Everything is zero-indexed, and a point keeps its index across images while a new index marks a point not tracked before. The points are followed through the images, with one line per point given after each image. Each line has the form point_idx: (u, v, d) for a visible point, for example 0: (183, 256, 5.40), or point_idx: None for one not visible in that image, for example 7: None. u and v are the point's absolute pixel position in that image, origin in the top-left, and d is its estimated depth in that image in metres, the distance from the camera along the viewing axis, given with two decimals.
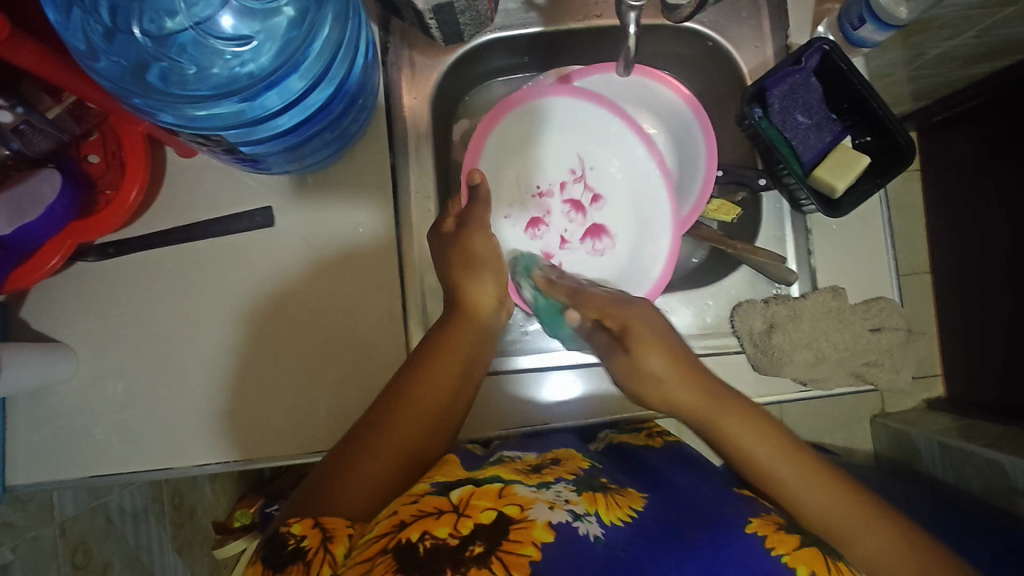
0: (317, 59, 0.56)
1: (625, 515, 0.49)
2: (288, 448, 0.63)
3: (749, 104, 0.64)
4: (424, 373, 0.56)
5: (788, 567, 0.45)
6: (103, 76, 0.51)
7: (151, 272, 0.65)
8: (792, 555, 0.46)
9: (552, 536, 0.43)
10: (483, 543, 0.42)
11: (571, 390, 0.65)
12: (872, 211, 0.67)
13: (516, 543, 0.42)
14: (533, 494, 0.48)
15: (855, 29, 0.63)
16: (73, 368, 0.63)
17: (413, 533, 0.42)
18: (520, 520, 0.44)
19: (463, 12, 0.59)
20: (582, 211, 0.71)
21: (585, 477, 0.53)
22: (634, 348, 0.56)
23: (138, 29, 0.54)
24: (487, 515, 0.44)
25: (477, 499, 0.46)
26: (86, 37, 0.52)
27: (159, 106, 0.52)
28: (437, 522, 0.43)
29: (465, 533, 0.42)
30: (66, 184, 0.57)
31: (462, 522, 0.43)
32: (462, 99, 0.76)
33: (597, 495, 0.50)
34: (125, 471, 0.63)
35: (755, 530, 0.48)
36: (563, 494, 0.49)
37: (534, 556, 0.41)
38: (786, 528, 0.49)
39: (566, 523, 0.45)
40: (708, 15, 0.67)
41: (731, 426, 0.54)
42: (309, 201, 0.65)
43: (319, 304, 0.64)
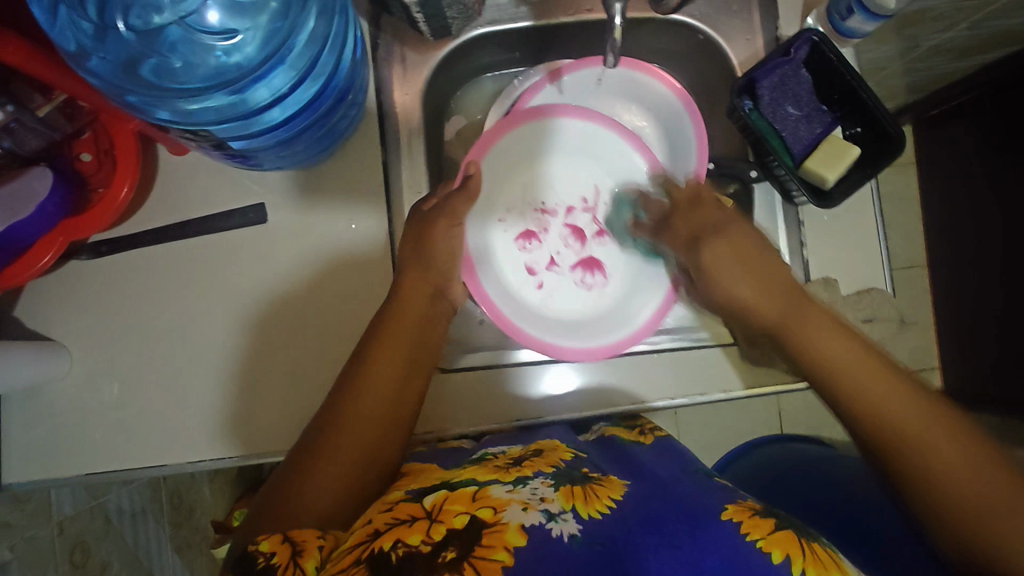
0: (301, 54, 0.56)
1: (603, 507, 0.49)
2: (283, 443, 0.63)
3: (739, 96, 0.64)
4: (370, 364, 0.55)
5: (762, 552, 0.45)
6: (94, 74, 0.52)
7: (143, 270, 0.65)
8: (766, 540, 0.46)
9: (524, 538, 0.43)
10: (455, 549, 0.41)
11: (565, 384, 0.65)
12: (864, 202, 0.67)
13: (488, 547, 0.42)
14: (508, 494, 0.48)
15: (843, 20, 0.63)
16: (66, 366, 0.64)
17: (386, 542, 0.42)
18: (492, 523, 0.44)
19: (450, 6, 0.59)
20: (580, 239, 0.73)
21: (565, 471, 0.53)
22: (710, 268, 0.59)
23: (123, 23, 0.54)
24: (460, 520, 0.44)
25: (450, 504, 0.46)
26: (76, 40, 0.52)
27: (156, 103, 0.53)
28: (411, 529, 0.43)
29: (437, 539, 0.42)
30: (57, 182, 0.57)
31: (435, 528, 0.43)
32: (454, 95, 0.76)
33: (574, 489, 0.50)
34: (121, 469, 0.63)
35: (729, 516, 0.48)
36: (538, 492, 0.49)
37: (506, 560, 0.41)
38: (761, 513, 0.49)
39: (539, 524, 0.44)
40: (697, 8, 0.67)
41: (816, 341, 0.53)
42: (300, 197, 0.65)
43: (311, 300, 0.64)
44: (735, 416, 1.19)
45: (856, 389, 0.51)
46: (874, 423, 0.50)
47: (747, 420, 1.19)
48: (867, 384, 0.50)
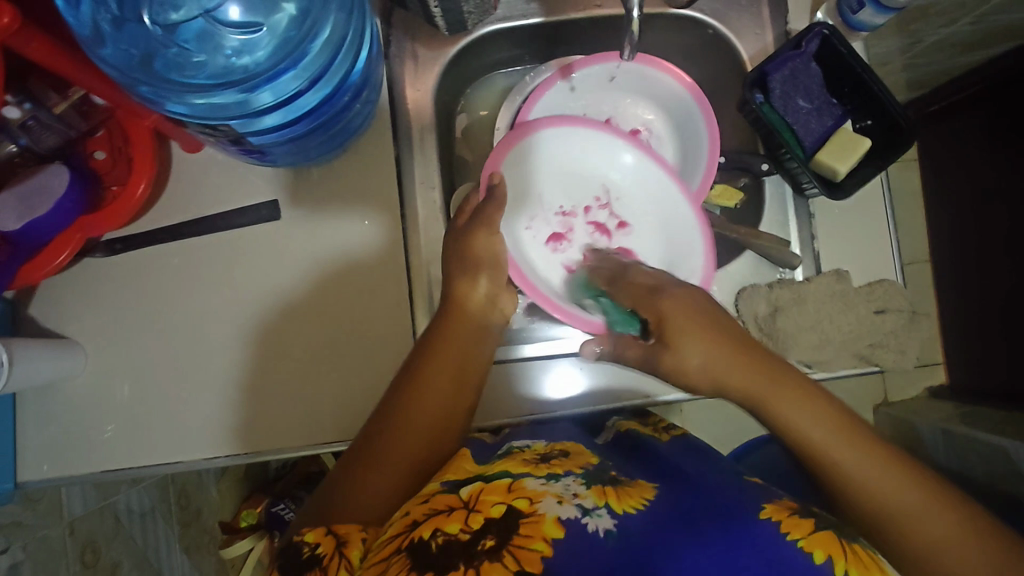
0: (316, 57, 0.56)
1: (637, 504, 0.49)
2: (299, 439, 0.63)
3: (751, 90, 0.64)
4: (420, 373, 0.57)
5: (804, 552, 0.45)
6: (108, 61, 0.51)
7: (156, 267, 0.65)
8: (808, 539, 0.46)
9: (560, 531, 0.43)
10: (493, 538, 0.42)
11: (576, 380, 0.67)
12: (873, 195, 0.68)
13: (526, 537, 0.42)
14: (542, 487, 0.48)
15: (853, 13, 0.64)
16: (81, 363, 0.64)
17: (425, 531, 0.43)
18: (529, 514, 0.44)
19: (465, 1, 0.59)
20: (605, 233, 0.73)
21: (594, 471, 0.53)
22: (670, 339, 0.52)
23: (148, 16, 0.54)
24: (497, 510, 0.44)
25: (486, 495, 0.46)
26: (95, 29, 0.52)
27: (168, 95, 0.53)
28: (448, 519, 0.44)
29: (475, 529, 0.43)
30: (74, 179, 0.57)
31: (472, 518, 0.44)
32: (464, 93, 0.77)
33: (607, 487, 0.50)
34: (137, 466, 0.63)
35: (767, 516, 0.48)
36: (571, 487, 0.49)
37: (544, 551, 0.42)
38: (800, 512, 0.49)
39: (574, 518, 0.45)
40: (707, 4, 0.68)
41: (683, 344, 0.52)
42: (312, 193, 0.65)
43: (325, 296, 0.64)
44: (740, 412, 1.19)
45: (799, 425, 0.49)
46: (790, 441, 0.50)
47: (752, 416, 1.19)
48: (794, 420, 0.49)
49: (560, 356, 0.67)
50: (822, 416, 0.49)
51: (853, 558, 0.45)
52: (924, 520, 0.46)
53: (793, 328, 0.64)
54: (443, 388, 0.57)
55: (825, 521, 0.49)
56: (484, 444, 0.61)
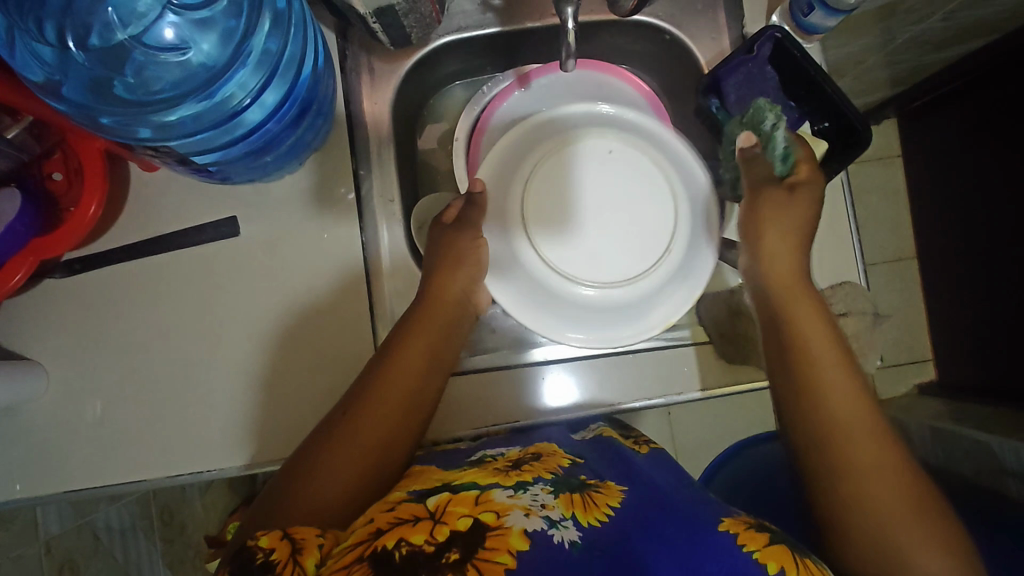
0: (258, 65, 0.57)
1: (603, 516, 0.49)
2: (260, 456, 0.63)
3: (706, 96, 0.65)
4: (393, 362, 0.56)
5: (758, 562, 0.44)
6: (64, 98, 0.53)
7: (116, 286, 0.65)
8: (763, 551, 0.45)
9: (526, 543, 0.43)
10: (457, 551, 0.42)
11: (563, 386, 0.66)
12: (835, 195, 0.67)
13: (492, 550, 0.42)
14: (510, 499, 0.48)
15: (805, 16, 0.63)
16: (43, 384, 0.64)
17: (389, 541, 0.42)
18: (496, 527, 0.44)
19: (406, 15, 0.59)
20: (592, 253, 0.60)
21: (564, 477, 0.53)
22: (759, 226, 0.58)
23: (76, 43, 0.54)
24: (463, 522, 0.44)
25: (454, 506, 0.46)
26: (42, 69, 0.53)
27: (134, 121, 0.55)
28: (414, 529, 0.43)
29: (441, 541, 0.42)
30: (26, 203, 0.57)
31: (439, 529, 0.43)
32: (427, 103, 0.77)
33: (574, 497, 0.50)
34: (100, 485, 0.63)
35: (726, 528, 0.48)
36: (539, 498, 0.49)
37: (510, 564, 0.41)
38: (757, 527, 0.49)
39: (541, 529, 0.44)
40: (662, 10, 0.68)
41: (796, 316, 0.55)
42: (269, 208, 0.65)
43: (283, 311, 0.64)
44: (731, 414, 1.18)
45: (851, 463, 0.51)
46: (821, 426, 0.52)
47: (743, 418, 1.17)
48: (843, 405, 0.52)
49: (556, 360, 0.66)
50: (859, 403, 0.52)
51: (804, 570, 0.44)
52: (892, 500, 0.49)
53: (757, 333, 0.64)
54: (410, 379, 0.56)
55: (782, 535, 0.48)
56: (457, 452, 0.60)
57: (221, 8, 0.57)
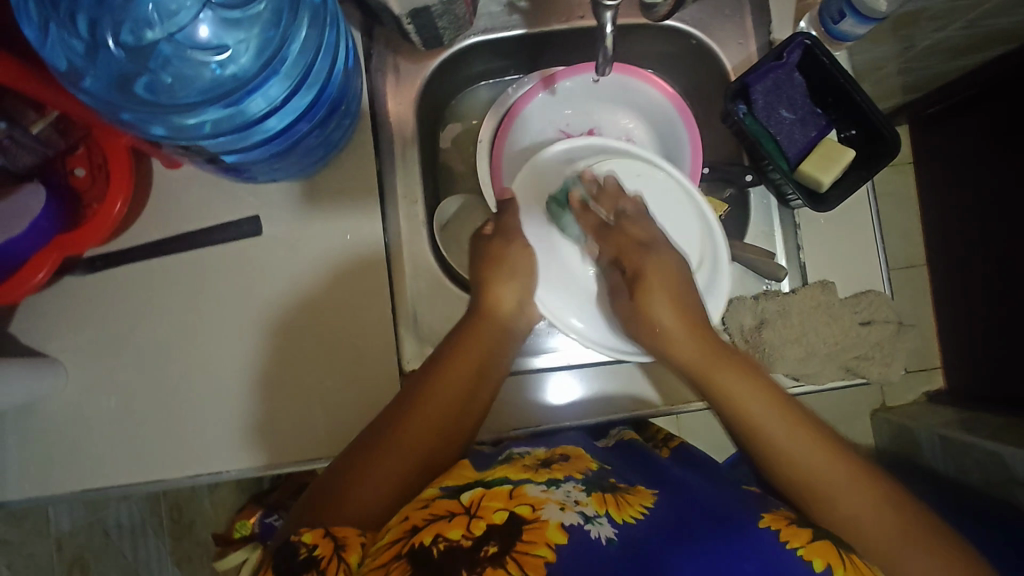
0: (294, 63, 0.56)
1: (638, 512, 0.49)
2: (280, 457, 0.63)
3: (732, 101, 0.64)
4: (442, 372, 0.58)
5: (803, 560, 0.45)
6: (86, 90, 0.51)
7: (138, 283, 0.65)
8: (806, 547, 0.46)
9: (564, 536, 0.43)
10: (497, 544, 0.41)
11: (571, 390, 0.65)
12: (860, 203, 0.67)
13: (529, 543, 0.42)
14: (543, 494, 0.48)
15: (835, 23, 0.63)
16: (63, 381, 0.63)
17: (426, 537, 0.42)
18: (532, 520, 0.44)
19: (440, 17, 0.59)
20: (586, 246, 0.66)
21: (594, 477, 0.53)
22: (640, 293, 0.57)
23: (114, 40, 0.54)
24: (499, 516, 0.44)
25: (489, 500, 0.46)
26: (66, 56, 0.51)
27: (149, 118, 0.53)
28: (450, 525, 0.43)
29: (478, 534, 0.42)
30: (51, 198, 0.57)
31: (475, 523, 0.43)
32: (449, 103, 0.76)
33: (607, 496, 0.50)
34: (119, 484, 0.63)
35: (766, 525, 0.49)
36: (572, 494, 0.49)
37: (549, 557, 0.41)
38: (799, 521, 0.50)
39: (578, 524, 0.45)
40: (690, 14, 0.67)
41: (723, 380, 0.55)
42: (292, 207, 0.65)
43: (305, 311, 0.64)
44: None
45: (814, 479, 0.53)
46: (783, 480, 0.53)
47: None
48: (787, 447, 0.53)
49: (561, 365, 0.65)
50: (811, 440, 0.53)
51: (851, 567, 0.45)
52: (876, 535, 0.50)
53: (780, 341, 0.64)
54: (458, 391, 0.58)
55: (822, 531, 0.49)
56: (484, 454, 0.60)
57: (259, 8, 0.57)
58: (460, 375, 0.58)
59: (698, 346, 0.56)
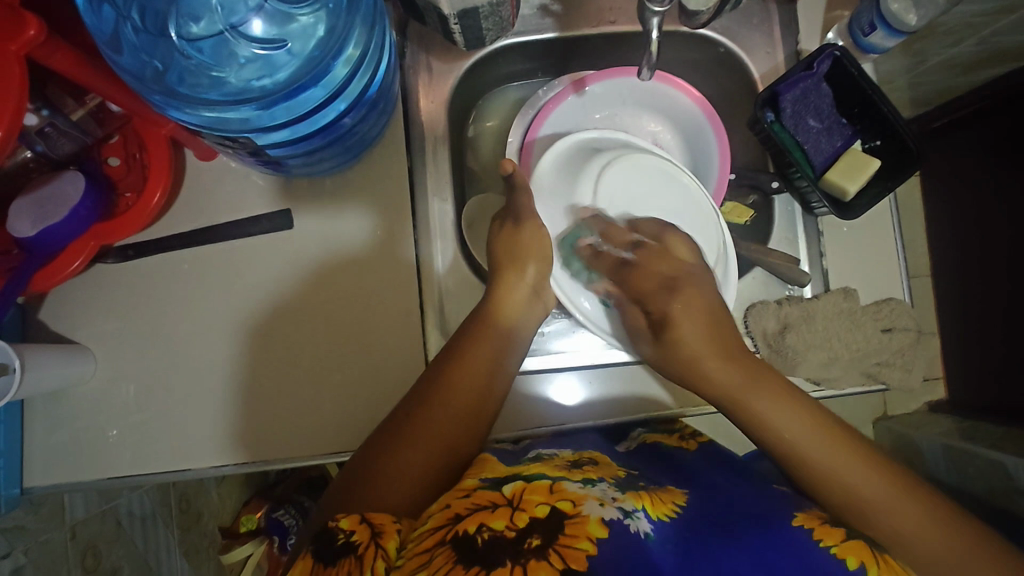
0: (341, 68, 0.57)
1: (670, 511, 0.49)
2: (306, 448, 0.63)
3: (762, 109, 0.65)
4: (462, 363, 0.57)
5: (836, 557, 0.45)
6: (124, 68, 0.51)
7: (170, 272, 0.65)
8: (840, 547, 0.46)
9: (606, 530, 0.43)
10: (540, 537, 0.41)
11: (579, 394, 0.67)
12: (883, 212, 0.68)
13: (572, 537, 0.41)
14: (581, 489, 0.48)
15: (865, 35, 0.64)
16: (92, 369, 0.64)
17: (470, 526, 0.42)
18: (573, 514, 0.44)
19: (486, 18, 0.60)
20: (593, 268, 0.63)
21: (626, 479, 0.54)
22: (670, 313, 0.55)
23: (174, 31, 0.55)
24: (541, 510, 0.44)
25: (529, 494, 0.46)
26: (116, 35, 0.52)
27: (177, 106, 0.52)
28: (493, 515, 0.43)
29: (521, 527, 0.42)
30: (90, 185, 0.57)
31: (518, 516, 0.43)
32: (476, 104, 0.77)
33: (640, 494, 0.50)
34: (145, 473, 0.63)
35: (800, 524, 0.48)
36: (608, 492, 0.49)
37: (590, 550, 0.41)
38: (831, 522, 0.49)
39: (618, 519, 0.44)
40: (721, 22, 0.68)
41: (759, 406, 0.53)
42: (326, 204, 0.66)
43: (336, 304, 0.65)
44: None
45: (820, 467, 0.51)
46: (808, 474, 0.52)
47: None
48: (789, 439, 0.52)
49: (565, 368, 0.68)
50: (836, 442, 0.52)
51: (885, 567, 0.45)
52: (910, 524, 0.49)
53: (803, 346, 0.65)
54: (478, 380, 0.57)
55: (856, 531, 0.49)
56: (507, 451, 0.61)
57: (312, 10, 0.57)
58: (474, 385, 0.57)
59: (734, 367, 0.54)
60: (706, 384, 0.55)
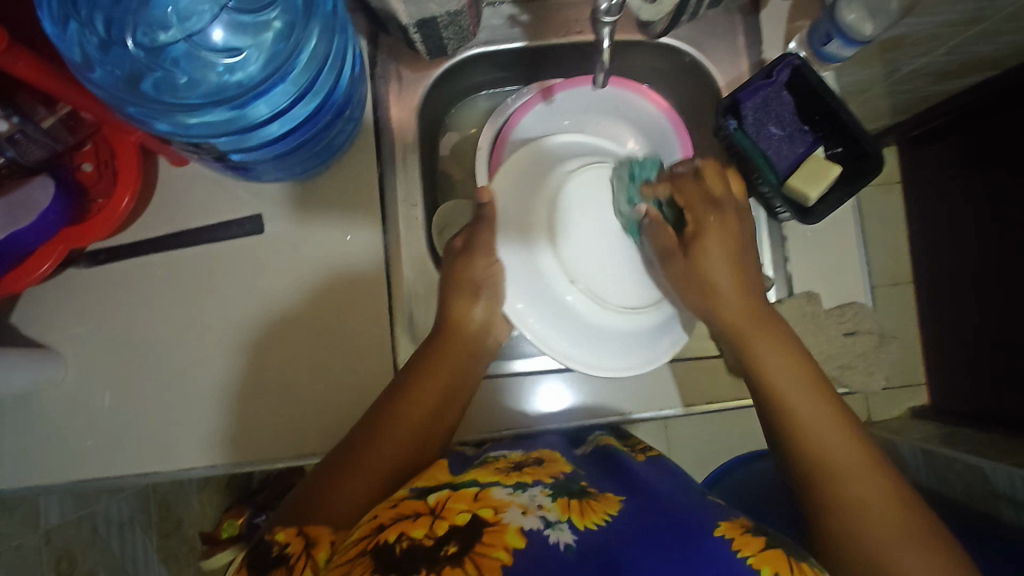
0: (303, 71, 0.58)
1: (600, 519, 0.48)
2: (274, 452, 0.64)
3: (724, 116, 0.66)
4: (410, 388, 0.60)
5: (751, 569, 0.44)
6: (97, 82, 0.52)
7: (139, 277, 0.66)
8: (756, 557, 0.45)
9: (524, 540, 0.42)
10: (456, 544, 0.42)
11: (561, 397, 0.67)
12: (846, 216, 0.69)
13: (488, 546, 0.42)
14: (508, 497, 0.48)
15: (823, 46, 0.65)
16: (62, 373, 0.64)
17: (390, 535, 0.43)
18: (492, 523, 0.44)
19: (446, 27, 0.61)
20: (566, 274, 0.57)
21: (564, 481, 0.53)
22: (695, 254, 0.59)
23: (133, 41, 0.56)
24: (462, 518, 0.44)
25: (453, 502, 0.46)
26: (82, 50, 0.53)
27: (154, 114, 0.54)
28: (414, 524, 0.44)
29: (439, 535, 0.42)
30: (59, 192, 0.59)
31: (438, 524, 0.43)
32: (449, 112, 0.79)
33: (571, 501, 0.49)
34: (114, 476, 0.64)
35: (721, 533, 0.48)
36: (536, 498, 0.48)
37: (505, 560, 0.41)
38: (753, 531, 0.49)
39: (537, 528, 0.44)
40: (685, 32, 0.70)
41: (760, 346, 0.58)
42: (296, 211, 0.67)
43: (306, 310, 0.65)
44: (726, 428, 1.16)
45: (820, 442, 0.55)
46: (795, 438, 0.56)
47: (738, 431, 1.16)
48: (810, 415, 0.56)
49: (544, 370, 0.67)
50: (844, 437, 0.55)
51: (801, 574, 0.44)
52: (860, 478, 0.53)
53: None
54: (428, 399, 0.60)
55: (777, 539, 0.48)
56: (464, 455, 0.61)
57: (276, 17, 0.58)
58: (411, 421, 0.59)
59: (745, 306, 0.59)
60: (716, 309, 0.59)
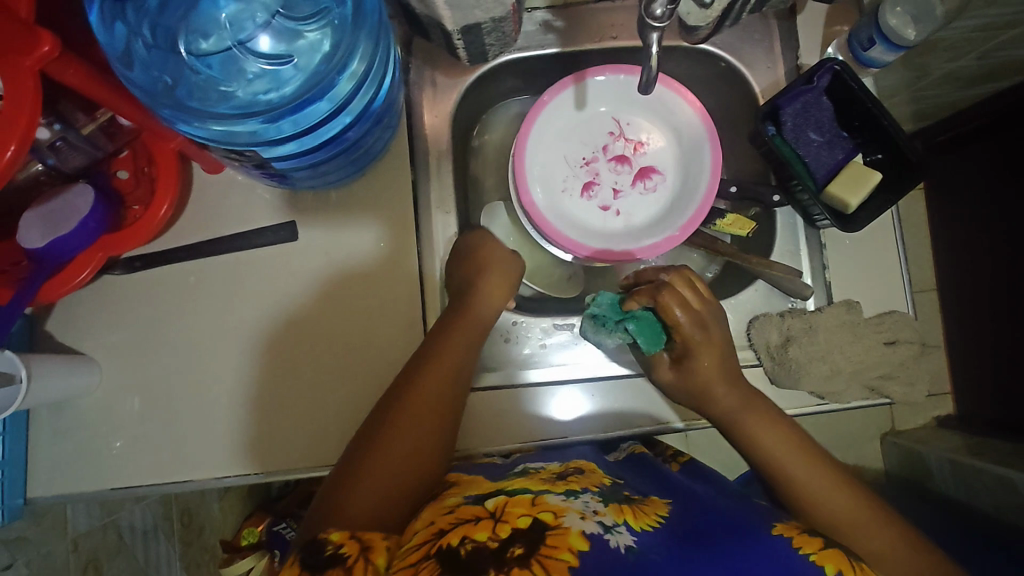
0: (344, 85, 0.57)
1: (653, 521, 0.48)
2: (308, 460, 0.63)
3: (763, 122, 0.66)
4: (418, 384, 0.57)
5: (814, 564, 0.44)
6: (137, 84, 0.53)
7: (173, 283, 0.66)
8: (818, 554, 0.45)
9: (586, 543, 0.42)
10: (522, 546, 0.41)
11: (587, 405, 0.65)
12: (885, 225, 0.68)
13: (553, 548, 0.41)
14: (563, 502, 0.47)
15: (864, 51, 0.64)
16: (96, 379, 0.64)
17: (454, 539, 0.42)
18: (555, 526, 0.43)
19: (488, 33, 0.61)
20: (626, 163, 0.72)
21: (610, 490, 0.52)
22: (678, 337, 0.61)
23: (184, 48, 0.57)
24: (524, 521, 0.44)
25: (512, 506, 0.46)
26: (130, 52, 0.53)
27: (185, 117, 0.54)
28: (476, 528, 0.43)
29: (503, 537, 0.42)
30: (98, 199, 0.58)
31: (500, 527, 0.43)
32: (480, 117, 0.78)
33: (623, 505, 0.49)
34: (149, 484, 0.63)
35: (780, 532, 0.48)
36: (590, 504, 0.48)
37: (572, 561, 0.40)
38: (811, 532, 0.49)
39: (597, 533, 0.44)
40: (723, 38, 0.69)
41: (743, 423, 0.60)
42: (329, 216, 0.66)
43: (340, 318, 0.65)
44: None
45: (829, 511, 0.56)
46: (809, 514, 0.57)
47: None
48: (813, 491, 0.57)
49: (569, 379, 0.66)
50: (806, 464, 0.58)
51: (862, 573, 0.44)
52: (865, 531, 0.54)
53: (805, 357, 0.64)
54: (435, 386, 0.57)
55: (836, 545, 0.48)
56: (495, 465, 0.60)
57: (322, 24, 0.58)
58: (404, 436, 0.55)
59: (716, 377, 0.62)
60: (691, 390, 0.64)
